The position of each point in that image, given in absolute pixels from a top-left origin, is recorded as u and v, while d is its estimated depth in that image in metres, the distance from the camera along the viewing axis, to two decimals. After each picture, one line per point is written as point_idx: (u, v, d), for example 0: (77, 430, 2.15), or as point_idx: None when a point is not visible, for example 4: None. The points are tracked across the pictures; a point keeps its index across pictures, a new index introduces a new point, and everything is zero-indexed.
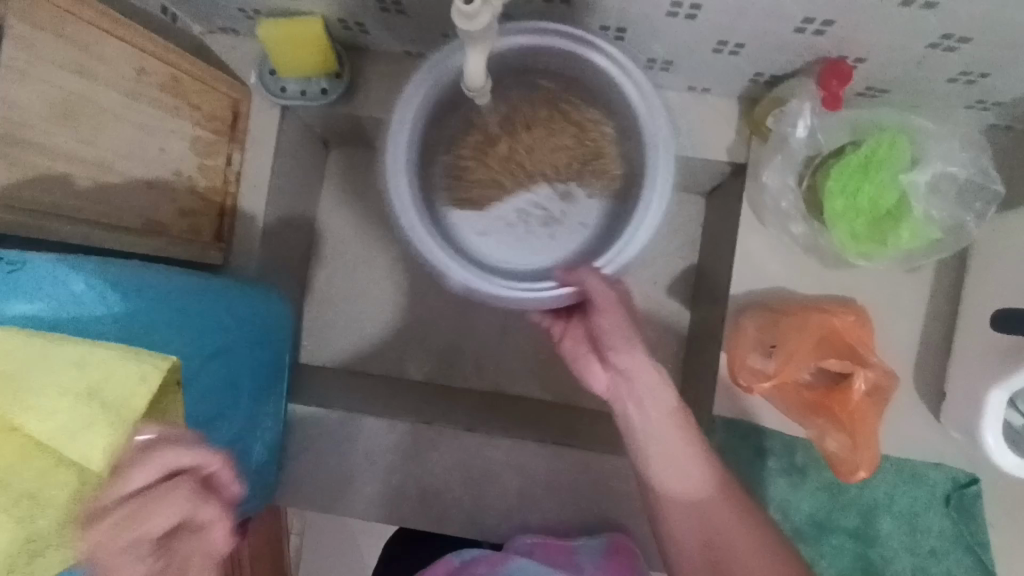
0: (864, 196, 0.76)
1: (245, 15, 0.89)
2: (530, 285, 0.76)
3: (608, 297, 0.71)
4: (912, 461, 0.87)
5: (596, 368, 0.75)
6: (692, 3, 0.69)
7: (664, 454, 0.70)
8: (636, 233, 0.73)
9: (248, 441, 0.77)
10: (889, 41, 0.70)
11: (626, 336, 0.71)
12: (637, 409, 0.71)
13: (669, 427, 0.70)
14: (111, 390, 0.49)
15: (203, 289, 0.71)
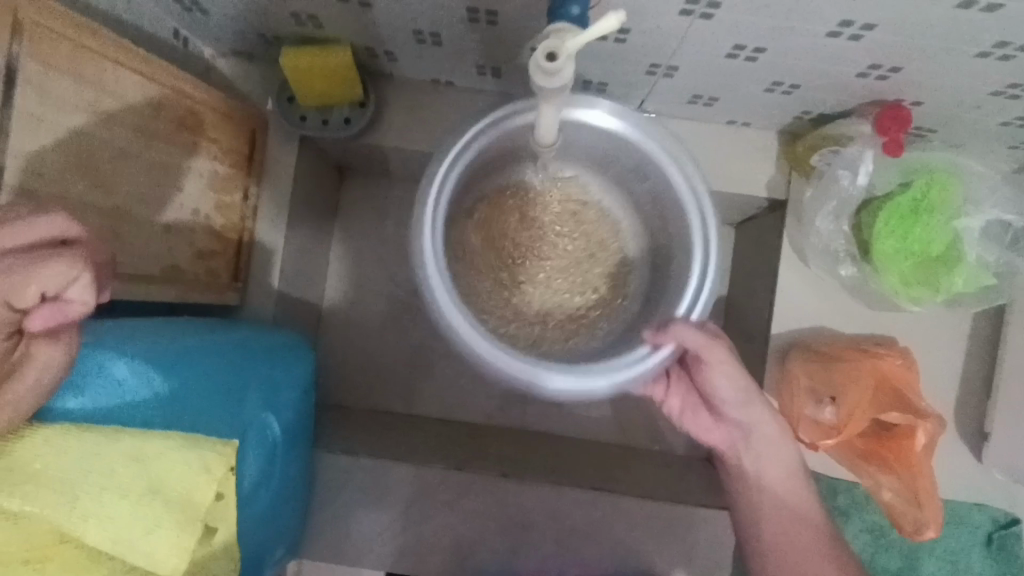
0: (916, 241, 0.75)
1: (264, 40, 0.83)
2: (622, 361, 0.64)
3: (711, 347, 0.66)
4: (957, 503, 0.86)
5: (710, 426, 0.77)
6: (757, 47, 0.66)
7: (784, 507, 0.74)
8: (689, 299, 0.66)
9: (282, 506, 0.73)
10: (954, 88, 0.68)
11: (742, 394, 0.72)
12: (755, 465, 0.75)
13: (785, 486, 0.74)
14: (176, 482, 0.46)
15: (237, 356, 0.66)
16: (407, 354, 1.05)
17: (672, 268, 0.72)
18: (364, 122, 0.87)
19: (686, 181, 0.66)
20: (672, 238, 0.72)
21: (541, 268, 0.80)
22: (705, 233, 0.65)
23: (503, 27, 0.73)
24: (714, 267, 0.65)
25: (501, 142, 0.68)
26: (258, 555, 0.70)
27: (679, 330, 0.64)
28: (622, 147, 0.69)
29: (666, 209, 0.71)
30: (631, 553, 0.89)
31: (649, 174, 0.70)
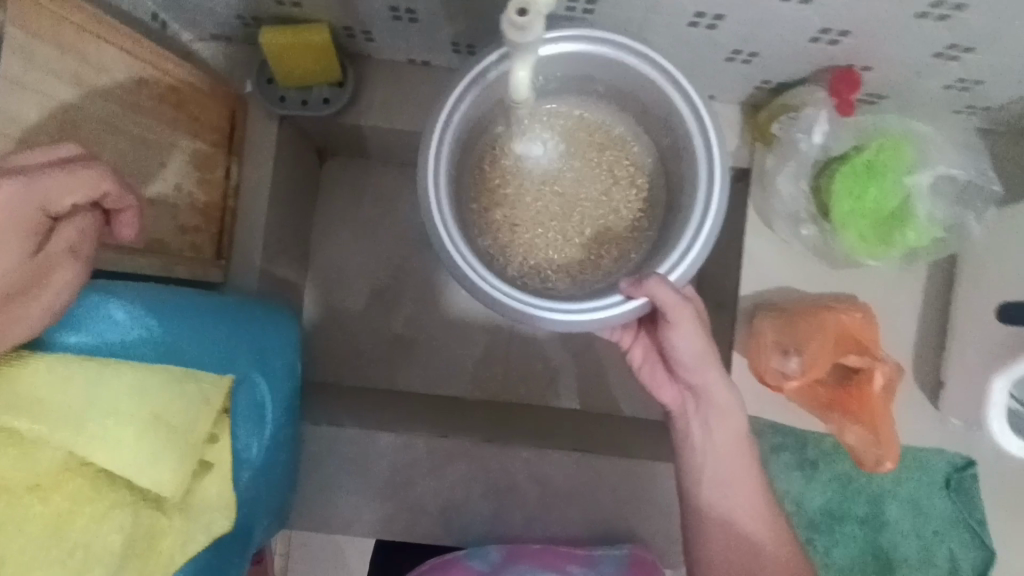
0: (870, 198, 0.80)
1: (243, 22, 0.85)
2: (595, 302, 0.68)
3: (681, 308, 0.67)
4: (915, 449, 0.91)
5: (664, 384, 0.81)
6: (716, 14, 0.70)
7: (723, 470, 0.78)
8: (688, 240, 0.68)
9: (265, 478, 0.73)
10: (900, 51, 0.73)
11: (700, 356, 0.74)
12: (702, 427, 0.78)
13: (725, 447, 0.78)
14: None
15: (230, 317, 0.69)
16: (391, 333, 1.07)
17: (681, 202, 0.73)
18: (343, 101, 0.90)
19: (694, 113, 0.68)
20: (684, 176, 0.73)
21: (550, 221, 0.79)
22: (709, 160, 0.68)
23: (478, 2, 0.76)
24: (712, 217, 0.67)
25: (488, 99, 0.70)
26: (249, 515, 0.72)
27: (652, 282, 0.66)
28: (634, 82, 0.71)
29: (679, 152, 0.73)
30: (610, 513, 0.92)
31: (655, 103, 0.72)
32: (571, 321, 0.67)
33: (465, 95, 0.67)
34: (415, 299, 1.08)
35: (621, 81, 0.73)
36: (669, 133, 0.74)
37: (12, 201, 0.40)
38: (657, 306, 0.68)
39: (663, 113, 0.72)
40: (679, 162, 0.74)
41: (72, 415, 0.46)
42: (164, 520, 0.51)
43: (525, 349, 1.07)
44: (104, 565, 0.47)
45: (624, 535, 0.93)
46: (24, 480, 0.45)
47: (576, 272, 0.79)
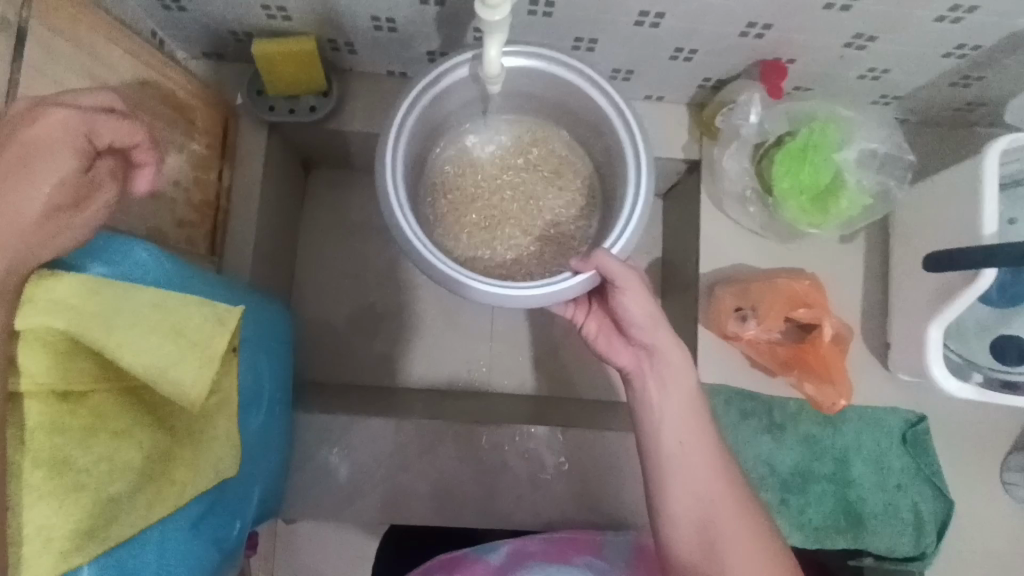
0: (806, 174, 0.89)
1: (235, 38, 0.93)
2: (547, 279, 0.71)
3: (630, 278, 0.70)
4: (871, 407, 0.97)
5: (618, 348, 0.78)
6: (657, 12, 0.80)
7: (676, 427, 0.72)
8: (622, 223, 0.72)
9: (258, 459, 0.75)
10: (815, 43, 0.84)
11: (650, 317, 0.72)
12: (657, 383, 0.74)
13: (679, 410, 0.73)
14: (194, 331, 0.52)
15: (243, 293, 0.75)
16: (375, 331, 1.12)
17: (617, 195, 0.79)
18: (328, 108, 0.97)
19: (615, 106, 0.74)
20: (614, 174, 0.80)
21: (495, 223, 0.86)
22: (637, 158, 0.73)
23: (451, 8, 0.84)
24: (643, 202, 0.72)
25: (433, 109, 0.77)
26: (245, 489, 0.71)
27: (601, 256, 0.68)
28: (571, 93, 0.78)
29: (611, 154, 0.80)
30: (592, 483, 0.98)
31: (585, 110, 0.79)
32: (515, 296, 0.70)
33: (414, 105, 0.73)
34: (397, 297, 1.13)
35: (549, 90, 0.80)
36: (598, 136, 0.81)
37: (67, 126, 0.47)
38: (605, 277, 0.70)
39: (593, 120, 0.79)
40: (610, 162, 0.82)
41: (104, 319, 0.49)
42: (178, 450, 0.55)
43: (504, 342, 1.13)
44: (125, 482, 0.50)
45: (606, 505, 0.98)
46: (55, 389, 0.47)
47: (523, 268, 0.85)
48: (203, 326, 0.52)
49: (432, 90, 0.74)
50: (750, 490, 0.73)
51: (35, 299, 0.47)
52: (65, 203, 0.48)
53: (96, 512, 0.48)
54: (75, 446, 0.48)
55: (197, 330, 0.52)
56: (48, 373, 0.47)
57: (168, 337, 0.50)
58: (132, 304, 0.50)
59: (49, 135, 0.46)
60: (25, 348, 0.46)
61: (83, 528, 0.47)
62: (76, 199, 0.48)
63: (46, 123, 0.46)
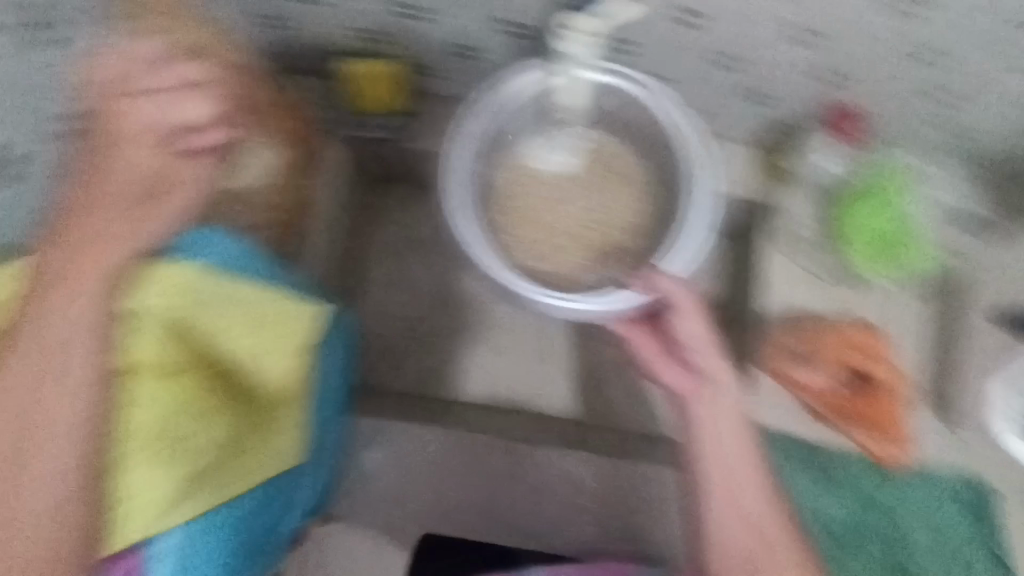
0: (876, 223, 0.88)
1: (320, 58, 0.96)
2: (599, 296, 0.77)
3: (688, 300, 0.72)
4: (932, 469, 0.93)
5: (669, 369, 0.73)
6: (735, 54, 0.81)
7: (728, 463, 0.69)
8: (686, 241, 0.76)
9: (319, 450, 0.79)
10: (896, 92, 0.83)
11: (706, 339, 0.71)
12: (708, 407, 0.70)
13: (733, 441, 0.69)
14: (280, 324, 0.60)
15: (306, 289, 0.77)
16: None
17: (676, 215, 0.80)
18: (402, 128, 1.01)
19: (681, 129, 0.77)
20: (679, 201, 0.81)
21: (554, 235, 0.88)
22: (698, 179, 0.77)
23: (539, 37, 0.87)
24: (703, 224, 0.77)
25: (498, 123, 0.80)
26: (308, 483, 0.74)
27: (670, 283, 0.72)
28: (640, 113, 0.80)
29: (672, 174, 0.82)
30: (629, 514, 0.99)
31: (654, 129, 0.80)
32: (573, 310, 0.77)
33: (481, 117, 0.77)
34: None
35: (616, 107, 0.82)
36: (661, 155, 0.83)
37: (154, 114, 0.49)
38: (661, 297, 0.73)
39: (660, 139, 0.80)
40: (672, 179, 0.82)
41: (208, 309, 0.58)
42: (254, 424, 0.62)
43: None
44: (205, 459, 0.58)
45: (643, 534, 0.99)
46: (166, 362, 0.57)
47: (577, 279, 0.86)
48: (288, 318, 0.61)
49: (498, 102, 0.77)
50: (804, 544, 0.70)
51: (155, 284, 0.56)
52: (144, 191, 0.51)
53: (177, 489, 0.56)
54: (176, 420, 0.57)
55: (283, 319, 0.60)
56: (162, 355, 0.57)
57: (259, 327, 0.59)
58: (230, 294, 0.59)
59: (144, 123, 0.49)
60: (141, 332, 0.56)
61: (176, 494, 0.56)
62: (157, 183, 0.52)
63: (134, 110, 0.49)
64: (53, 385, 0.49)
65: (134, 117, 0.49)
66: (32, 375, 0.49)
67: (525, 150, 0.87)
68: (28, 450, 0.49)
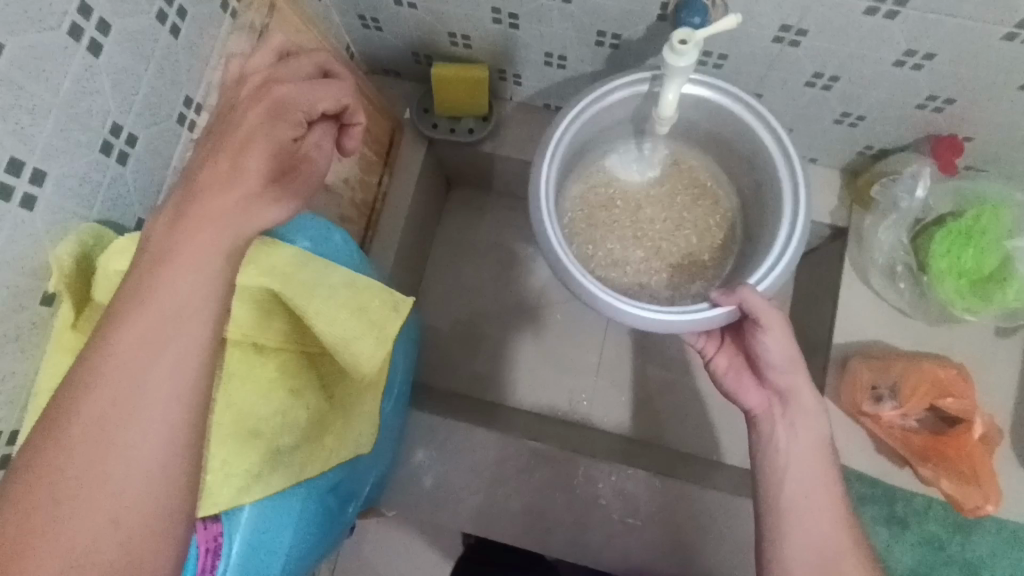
0: (968, 258, 0.84)
1: (415, 60, 1.02)
2: (683, 307, 0.71)
3: (773, 315, 0.69)
4: (1013, 521, 0.88)
5: (750, 388, 0.75)
6: (832, 75, 0.80)
7: (800, 489, 0.69)
8: (773, 259, 0.72)
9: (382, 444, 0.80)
10: (1000, 122, 0.80)
11: (789, 359, 0.71)
12: (788, 429, 0.71)
13: (812, 465, 0.70)
14: (376, 313, 0.53)
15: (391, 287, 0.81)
16: (485, 347, 1.15)
17: (761, 237, 0.79)
18: (485, 132, 1.04)
19: (777, 140, 0.74)
20: (763, 220, 0.80)
21: (631, 246, 0.86)
22: (795, 189, 0.73)
23: (624, 51, 0.87)
24: (798, 239, 0.72)
25: (587, 128, 0.80)
26: (367, 471, 0.75)
27: (746, 291, 0.68)
28: (733, 127, 0.79)
29: (762, 189, 0.80)
30: (683, 540, 0.95)
31: (744, 142, 0.79)
32: (658, 320, 0.70)
33: (572, 123, 0.77)
34: (512, 317, 1.16)
35: (706, 118, 0.81)
36: (750, 169, 0.81)
37: (292, 94, 0.54)
38: (747, 314, 0.69)
39: (749, 152, 0.79)
40: (758, 197, 0.82)
41: (303, 284, 0.52)
42: (332, 419, 0.60)
43: (610, 379, 1.13)
44: (291, 437, 0.55)
45: (697, 565, 0.93)
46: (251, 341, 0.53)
47: (655, 293, 0.85)
48: (384, 311, 0.54)
49: (594, 108, 0.77)
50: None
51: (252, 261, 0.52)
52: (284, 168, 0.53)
53: (264, 461, 0.53)
54: (259, 397, 0.54)
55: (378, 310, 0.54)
56: (251, 326, 0.53)
57: (353, 314, 0.53)
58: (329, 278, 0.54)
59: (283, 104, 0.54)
60: (236, 302, 0.52)
61: (251, 474, 0.52)
62: (292, 163, 0.54)
63: (275, 94, 0.54)
64: (143, 341, 0.44)
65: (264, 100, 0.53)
66: (118, 332, 0.44)
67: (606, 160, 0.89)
68: (106, 415, 0.42)
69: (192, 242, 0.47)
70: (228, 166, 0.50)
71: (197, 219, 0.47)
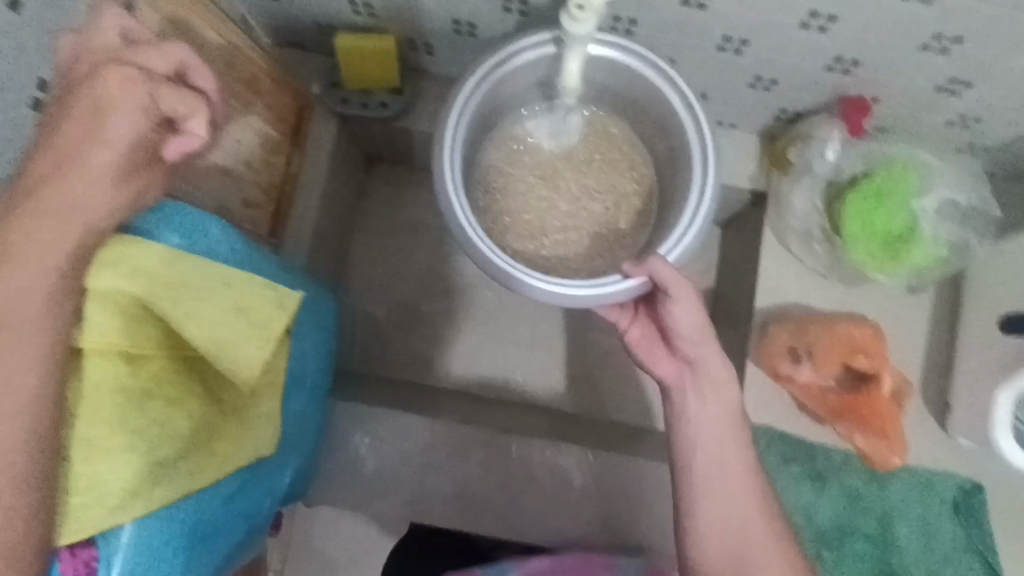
0: (880, 220, 0.85)
1: (318, 30, 0.95)
2: (598, 280, 0.70)
3: (683, 287, 0.68)
4: (924, 469, 0.91)
5: (661, 358, 0.75)
6: (741, 39, 0.78)
7: (712, 456, 0.69)
8: (685, 227, 0.71)
9: (298, 439, 0.77)
10: (905, 83, 0.81)
11: (700, 330, 0.70)
12: (698, 400, 0.71)
13: (725, 436, 0.70)
14: (258, 311, 0.58)
15: (300, 277, 0.77)
16: (415, 329, 1.12)
17: (673, 205, 0.78)
18: (398, 107, 0.99)
19: (687, 105, 0.74)
20: (677, 186, 0.79)
21: (549, 217, 0.84)
22: (704, 155, 0.72)
23: (534, 17, 0.84)
24: (706, 208, 0.71)
25: (496, 95, 0.77)
26: (280, 471, 0.73)
27: (656, 262, 0.67)
28: (645, 92, 0.77)
29: (675, 156, 0.79)
30: (617, 510, 0.96)
31: (656, 107, 0.77)
32: (577, 294, 0.70)
33: (478, 87, 0.73)
34: (441, 298, 1.13)
35: (618, 83, 0.79)
36: (664, 135, 0.80)
37: (127, 86, 0.50)
38: (658, 285, 0.68)
39: (661, 117, 0.78)
40: (672, 162, 0.80)
41: (176, 287, 0.54)
42: (222, 422, 0.60)
43: (543, 354, 1.12)
44: (171, 449, 0.54)
45: (631, 532, 0.95)
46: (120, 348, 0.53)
47: (574, 267, 0.83)
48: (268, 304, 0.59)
49: (498, 73, 0.74)
50: (794, 546, 0.69)
51: (108, 262, 0.52)
52: (118, 169, 0.51)
53: (142, 476, 0.52)
54: (134, 409, 0.53)
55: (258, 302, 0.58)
56: (115, 334, 0.52)
57: (232, 312, 0.56)
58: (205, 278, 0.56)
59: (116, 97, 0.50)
60: (95, 306, 0.51)
61: (127, 493, 0.51)
62: (130, 165, 0.51)
63: (105, 84, 0.50)
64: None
65: (104, 86, 0.50)
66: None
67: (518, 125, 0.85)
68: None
69: (31, 240, 0.47)
70: (67, 150, 0.49)
71: (39, 216, 0.48)
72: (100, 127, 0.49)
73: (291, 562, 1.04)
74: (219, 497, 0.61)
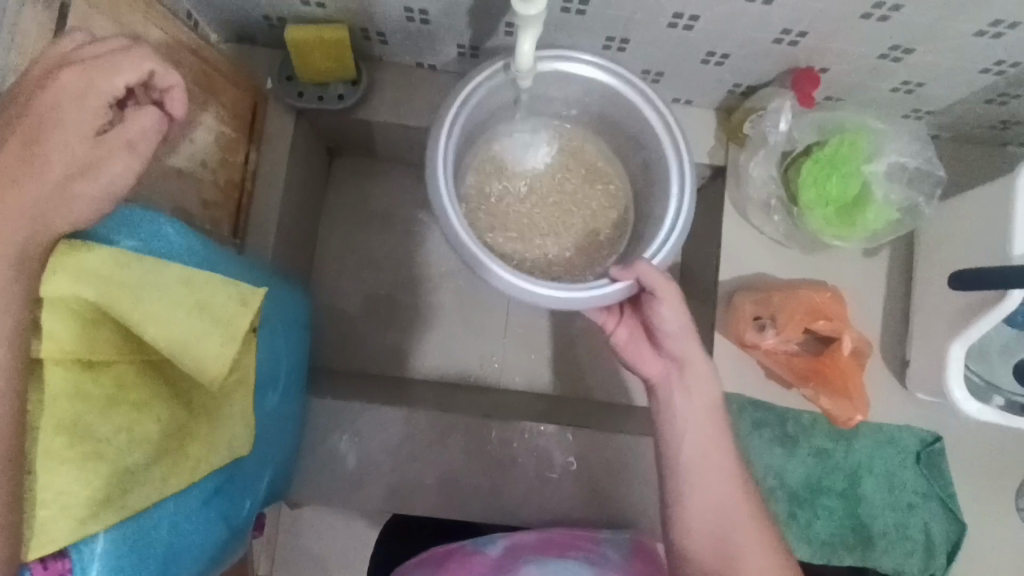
0: (834, 185, 0.88)
1: (268, 23, 0.94)
2: (578, 285, 0.70)
3: (669, 287, 0.70)
4: (887, 424, 0.95)
5: (648, 356, 0.77)
6: (692, 15, 0.79)
7: (689, 433, 0.72)
8: (665, 237, 0.72)
9: (274, 437, 0.77)
10: (850, 52, 0.83)
11: (683, 326, 0.72)
12: (682, 393, 0.73)
13: (692, 405, 0.73)
14: (219, 308, 0.57)
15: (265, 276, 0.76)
16: (388, 321, 1.12)
17: (651, 213, 0.79)
18: (356, 97, 0.97)
19: (663, 119, 0.74)
20: (653, 195, 0.80)
21: (530, 231, 0.85)
22: (681, 167, 0.73)
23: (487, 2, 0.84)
24: (685, 218, 0.72)
25: (478, 112, 0.77)
26: (257, 470, 0.72)
27: (642, 265, 0.69)
28: (620, 107, 0.78)
29: (650, 166, 0.80)
30: (598, 485, 0.98)
31: (631, 120, 0.78)
32: (556, 297, 0.70)
33: (464, 105, 0.73)
34: (413, 289, 1.13)
35: (594, 99, 0.80)
36: (638, 147, 0.81)
37: (79, 79, 0.50)
38: (644, 287, 0.70)
39: (635, 130, 0.79)
40: (647, 176, 0.81)
41: (131, 290, 0.53)
42: (194, 424, 0.59)
43: (517, 338, 1.13)
44: (142, 453, 0.54)
45: (613, 504, 0.97)
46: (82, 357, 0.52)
47: (555, 275, 0.84)
48: (230, 302, 0.57)
49: (481, 90, 0.74)
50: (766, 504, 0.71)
51: (60, 268, 0.51)
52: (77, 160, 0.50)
53: (111, 480, 0.52)
54: (96, 415, 0.52)
55: (220, 305, 0.57)
56: (73, 341, 0.51)
57: (193, 312, 0.55)
58: (162, 281, 0.55)
59: (67, 87, 0.50)
60: (51, 314, 0.51)
61: (97, 501, 0.51)
62: (88, 154, 0.50)
63: (58, 81, 0.50)
64: None
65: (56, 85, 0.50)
66: None
67: (497, 142, 0.86)
68: None
69: None
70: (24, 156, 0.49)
71: None
72: (51, 119, 0.49)
73: (278, 561, 1.04)
74: (200, 497, 0.61)
